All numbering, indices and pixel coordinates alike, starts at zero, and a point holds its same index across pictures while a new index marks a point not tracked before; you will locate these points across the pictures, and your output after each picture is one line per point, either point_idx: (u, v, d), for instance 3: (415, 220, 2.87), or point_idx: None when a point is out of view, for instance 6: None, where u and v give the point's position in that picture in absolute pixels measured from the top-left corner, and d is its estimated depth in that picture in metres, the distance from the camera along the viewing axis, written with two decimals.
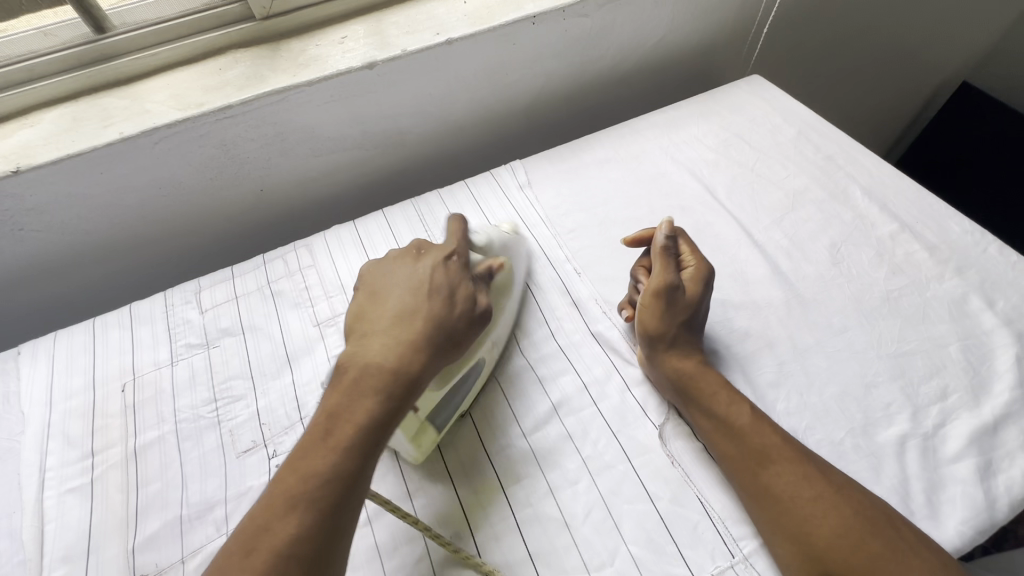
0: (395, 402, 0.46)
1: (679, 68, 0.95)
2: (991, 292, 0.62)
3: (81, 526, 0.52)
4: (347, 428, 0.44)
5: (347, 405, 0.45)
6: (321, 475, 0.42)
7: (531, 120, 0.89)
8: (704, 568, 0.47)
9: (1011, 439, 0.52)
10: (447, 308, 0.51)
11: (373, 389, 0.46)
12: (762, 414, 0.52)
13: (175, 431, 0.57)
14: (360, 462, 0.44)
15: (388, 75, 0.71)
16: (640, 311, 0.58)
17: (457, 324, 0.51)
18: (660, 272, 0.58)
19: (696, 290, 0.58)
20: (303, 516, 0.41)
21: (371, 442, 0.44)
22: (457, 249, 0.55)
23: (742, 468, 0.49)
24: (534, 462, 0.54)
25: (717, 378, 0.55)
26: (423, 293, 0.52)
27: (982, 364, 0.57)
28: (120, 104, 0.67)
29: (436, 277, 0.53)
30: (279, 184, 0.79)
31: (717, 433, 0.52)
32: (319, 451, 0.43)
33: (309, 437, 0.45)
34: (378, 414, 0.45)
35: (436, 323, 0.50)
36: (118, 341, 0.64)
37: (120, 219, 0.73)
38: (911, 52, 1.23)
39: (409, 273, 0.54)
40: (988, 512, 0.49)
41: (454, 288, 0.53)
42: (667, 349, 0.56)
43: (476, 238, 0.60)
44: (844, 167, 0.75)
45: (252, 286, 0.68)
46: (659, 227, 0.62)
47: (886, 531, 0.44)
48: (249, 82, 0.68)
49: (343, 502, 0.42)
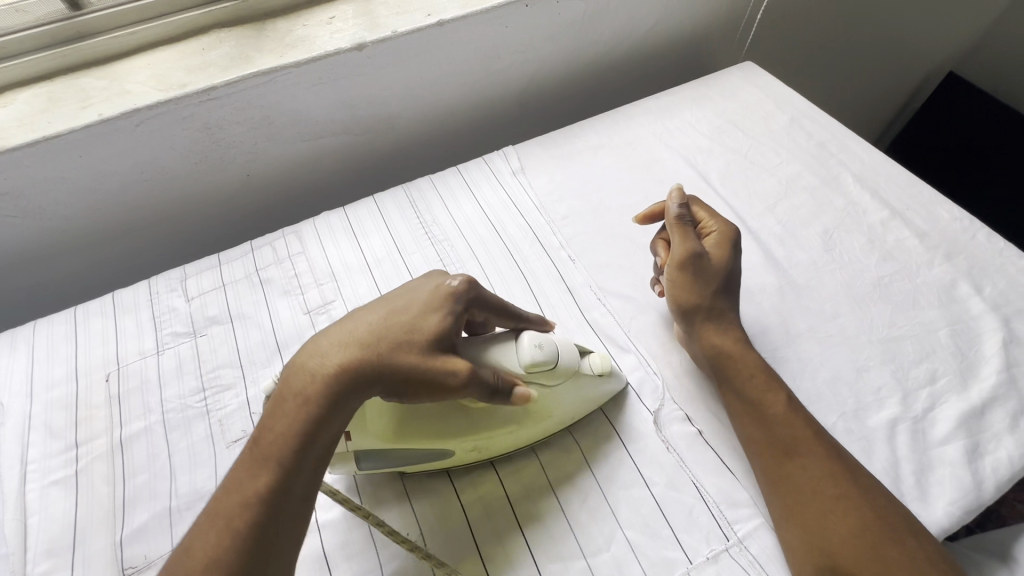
0: (317, 418, 0.42)
1: (672, 55, 0.95)
2: (979, 278, 0.63)
3: (65, 518, 0.50)
4: (270, 443, 0.42)
5: (270, 421, 0.43)
6: (242, 493, 0.41)
7: (524, 106, 0.88)
8: (699, 552, 0.47)
9: (999, 421, 0.53)
10: (407, 330, 0.46)
11: (296, 401, 0.43)
12: (800, 405, 0.51)
13: (162, 422, 0.56)
14: (281, 479, 0.41)
15: (378, 57, 0.69)
16: (670, 285, 0.58)
17: (410, 352, 0.45)
18: (682, 240, 0.58)
19: (723, 256, 0.58)
20: (216, 537, 0.40)
21: (290, 459, 0.41)
22: (463, 278, 0.49)
23: (767, 455, 0.49)
24: (535, 466, 0.53)
25: (758, 360, 0.54)
26: (387, 312, 0.47)
27: (970, 348, 0.58)
28: (98, 84, 0.64)
29: (407, 299, 0.48)
30: (266, 169, 0.77)
31: (747, 417, 0.52)
32: (243, 466, 0.42)
33: (243, 450, 0.44)
34: (299, 430, 0.42)
35: (384, 342, 0.45)
36: (100, 330, 0.62)
37: (101, 205, 0.71)
38: (900, 41, 1.24)
39: (396, 290, 0.50)
40: (975, 493, 0.50)
41: (419, 316, 0.47)
42: (704, 323, 0.56)
43: (534, 347, 0.48)
44: (836, 154, 0.76)
45: (240, 273, 0.66)
46: (670, 198, 0.61)
47: (903, 538, 0.44)
48: (234, 63, 0.65)
49: (262, 523, 0.40)
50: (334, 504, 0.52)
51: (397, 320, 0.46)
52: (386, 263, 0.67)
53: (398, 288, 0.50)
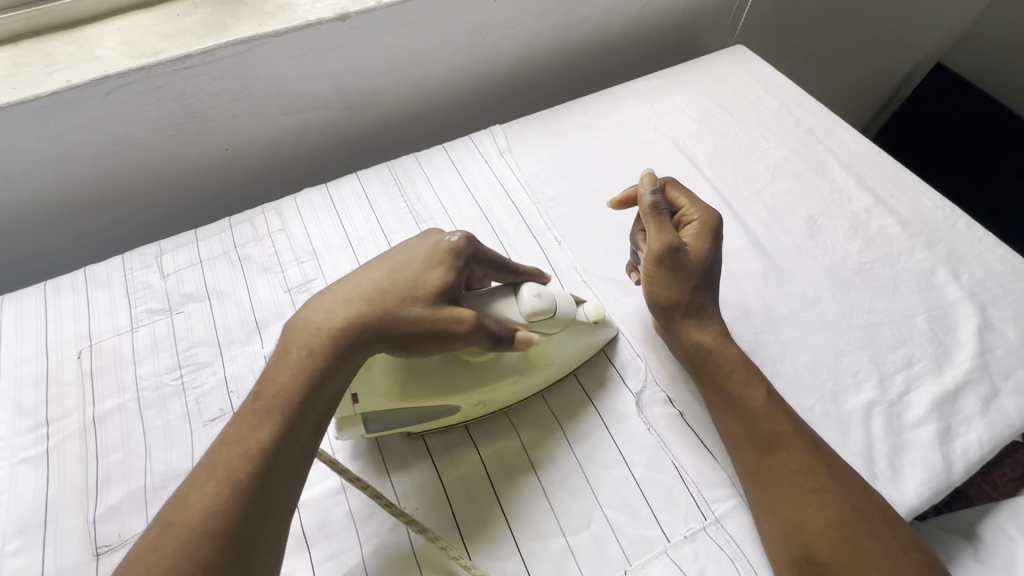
0: (322, 367, 0.44)
1: (663, 37, 0.93)
2: (958, 265, 0.64)
3: (36, 497, 0.49)
4: (274, 393, 0.43)
5: (275, 370, 0.44)
6: (244, 444, 0.40)
7: (512, 84, 0.86)
8: (677, 531, 0.48)
9: (970, 405, 0.54)
10: (409, 286, 0.48)
11: (301, 353, 0.44)
12: (779, 398, 0.52)
13: (137, 400, 0.54)
14: (281, 430, 0.41)
15: (361, 29, 0.67)
16: (648, 279, 0.57)
17: (416, 300, 0.47)
18: (658, 232, 0.56)
19: (702, 248, 0.57)
20: (220, 485, 0.39)
21: (293, 410, 0.42)
22: (461, 233, 0.51)
23: (746, 448, 0.50)
24: (521, 455, 0.52)
25: (738, 354, 0.54)
26: (392, 270, 0.49)
27: (947, 334, 0.59)
28: (67, 50, 0.62)
29: (406, 254, 0.50)
30: (245, 143, 0.75)
31: (727, 411, 0.52)
32: (244, 418, 0.42)
33: (241, 404, 0.43)
34: (304, 382, 0.43)
35: (389, 297, 0.47)
36: (72, 307, 0.60)
37: (73, 175, 0.68)
38: (889, 30, 1.24)
39: (391, 248, 0.52)
40: (945, 473, 0.51)
41: (420, 271, 0.49)
42: (684, 318, 0.56)
43: (536, 298, 0.50)
44: (823, 140, 0.75)
45: (217, 250, 0.65)
46: (642, 184, 0.60)
47: (878, 528, 0.45)
48: (210, 30, 0.63)
49: (262, 474, 0.40)
50: (317, 481, 0.51)
51: (399, 276, 0.48)
52: (369, 242, 0.66)
53: (387, 248, 0.52)
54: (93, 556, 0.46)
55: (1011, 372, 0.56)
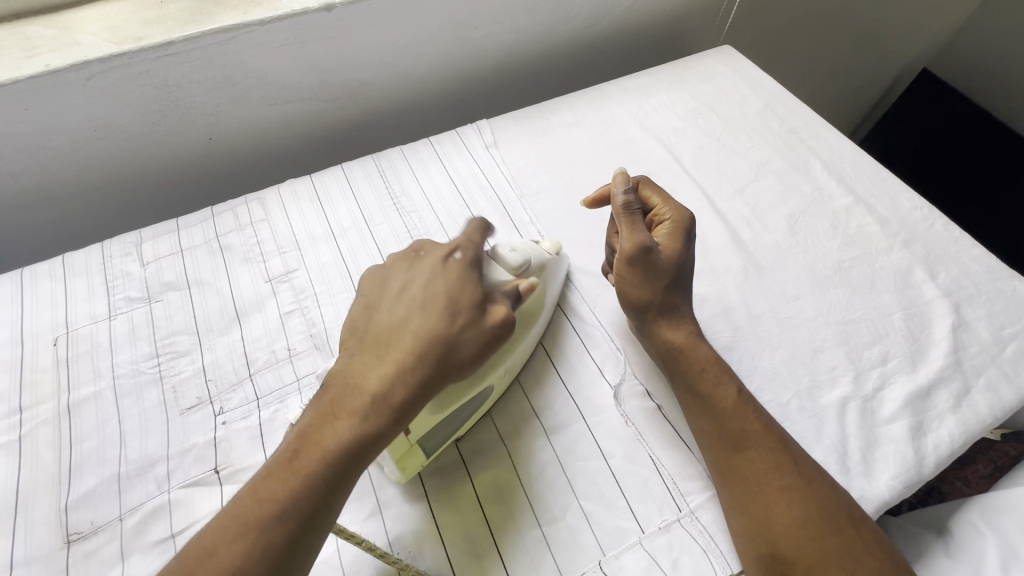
0: (370, 429, 0.41)
1: (653, 35, 0.94)
2: (934, 265, 0.65)
3: (7, 484, 0.49)
4: (315, 455, 0.40)
5: (318, 429, 0.42)
6: (281, 507, 0.39)
7: (501, 79, 0.87)
8: (651, 522, 0.48)
9: (943, 402, 0.55)
10: (449, 319, 0.44)
11: (349, 415, 0.41)
12: (749, 397, 0.52)
13: (113, 387, 0.54)
14: (326, 491, 0.40)
15: (346, 20, 0.67)
16: (620, 278, 0.57)
17: (462, 338, 0.44)
18: (631, 231, 0.56)
19: (674, 247, 0.57)
20: (251, 548, 0.37)
21: (339, 471, 0.41)
22: (467, 248, 0.48)
23: (716, 446, 0.50)
24: (501, 450, 0.52)
25: (710, 352, 0.55)
26: (429, 305, 0.45)
27: (922, 332, 0.60)
28: (46, 34, 0.61)
29: (436, 284, 0.46)
30: (229, 132, 0.74)
31: (697, 410, 0.52)
32: (279, 476, 0.40)
33: (277, 457, 0.41)
34: (348, 442, 0.41)
35: (434, 338, 0.44)
36: (49, 293, 0.60)
37: (51, 161, 0.67)
38: (876, 35, 1.25)
39: (407, 280, 0.48)
40: (916, 468, 0.52)
41: (457, 301, 0.45)
42: (656, 318, 0.56)
43: (511, 255, 0.52)
44: (806, 141, 0.76)
45: (199, 239, 0.64)
46: (614, 182, 0.59)
47: (843, 528, 0.45)
48: (194, 17, 0.63)
49: (298, 539, 0.39)
50: None
51: (430, 310, 0.45)
52: (352, 233, 0.66)
53: (408, 277, 0.48)
54: (64, 543, 0.46)
55: (983, 370, 0.57)
